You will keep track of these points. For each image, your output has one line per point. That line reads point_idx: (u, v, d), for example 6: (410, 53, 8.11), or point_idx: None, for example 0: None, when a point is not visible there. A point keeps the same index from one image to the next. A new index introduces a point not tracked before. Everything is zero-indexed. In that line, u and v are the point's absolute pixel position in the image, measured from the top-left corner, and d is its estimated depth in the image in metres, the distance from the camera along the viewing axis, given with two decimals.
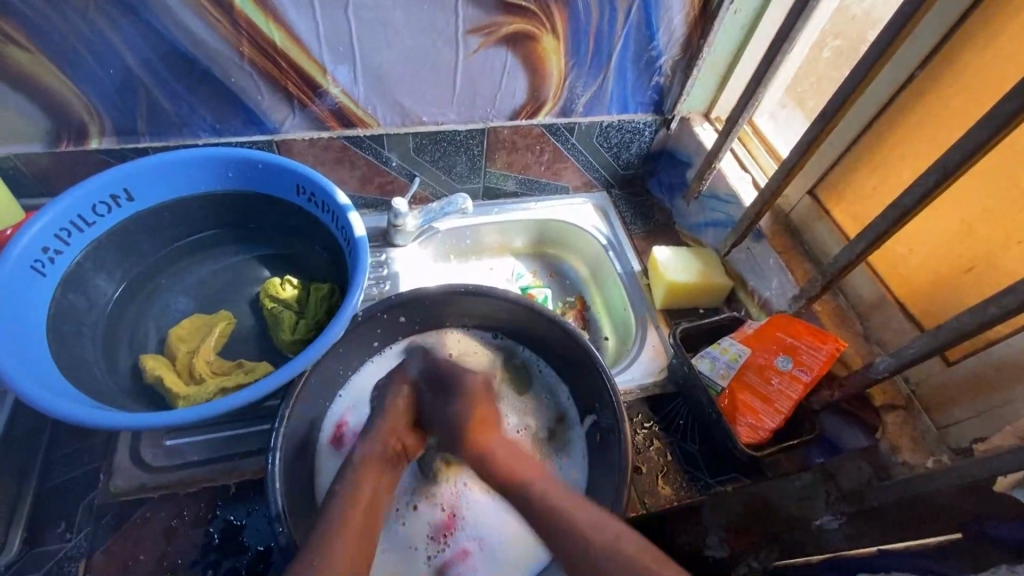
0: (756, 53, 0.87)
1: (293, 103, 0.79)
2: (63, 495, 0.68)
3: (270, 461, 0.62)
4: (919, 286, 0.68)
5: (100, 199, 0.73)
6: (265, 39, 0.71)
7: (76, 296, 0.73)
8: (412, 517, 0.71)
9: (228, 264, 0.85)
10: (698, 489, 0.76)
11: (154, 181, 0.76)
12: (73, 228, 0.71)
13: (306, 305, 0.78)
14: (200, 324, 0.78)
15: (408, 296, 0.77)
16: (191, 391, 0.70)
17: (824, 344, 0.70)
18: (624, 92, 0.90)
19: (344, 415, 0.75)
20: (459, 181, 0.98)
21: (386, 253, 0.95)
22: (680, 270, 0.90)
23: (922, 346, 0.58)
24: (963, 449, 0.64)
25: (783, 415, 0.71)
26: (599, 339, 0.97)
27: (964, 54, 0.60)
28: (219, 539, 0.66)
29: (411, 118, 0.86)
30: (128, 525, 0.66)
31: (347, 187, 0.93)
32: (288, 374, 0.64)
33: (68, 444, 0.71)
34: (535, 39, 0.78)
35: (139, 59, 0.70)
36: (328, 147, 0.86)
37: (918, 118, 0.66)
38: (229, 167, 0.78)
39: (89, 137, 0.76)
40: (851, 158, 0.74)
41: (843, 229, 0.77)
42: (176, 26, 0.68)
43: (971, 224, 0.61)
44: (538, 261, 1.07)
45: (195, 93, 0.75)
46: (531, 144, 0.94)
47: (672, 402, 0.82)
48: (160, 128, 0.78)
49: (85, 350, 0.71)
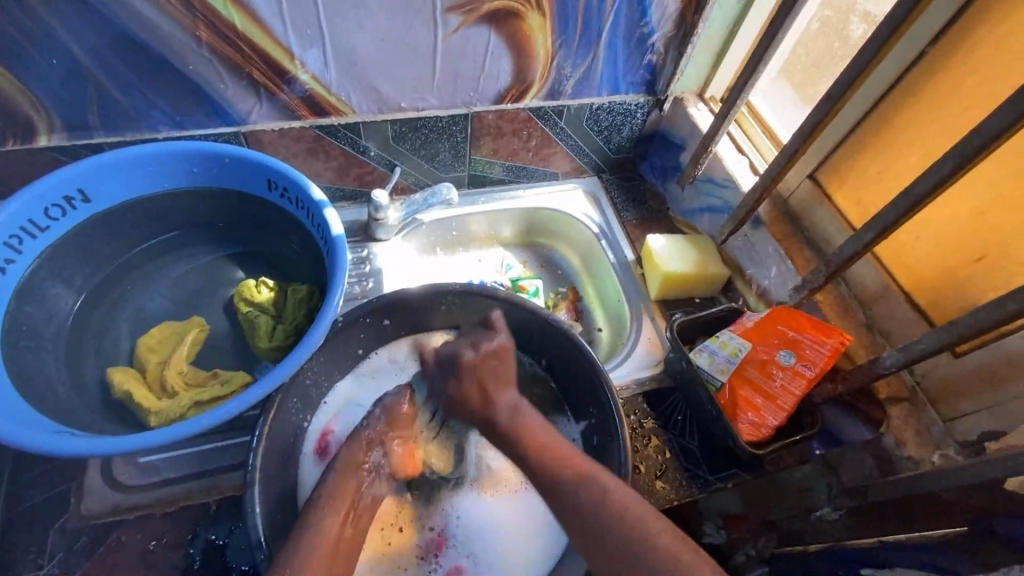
0: (754, 28, 0.82)
1: (260, 92, 0.73)
2: (32, 520, 0.64)
3: (249, 481, 0.58)
4: (924, 276, 0.65)
5: (52, 202, 0.67)
6: (223, 22, 0.65)
7: (34, 307, 0.68)
8: (400, 536, 0.68)
9: (199, 265, 0.80)
10: (698, 486, 0.73)
11: (113, 180, 0.70)
12: (24, 235, 0.66)
13: (283, 310, 0.74)
14: (170, 332, 0.73)
15: (394, 295, 0.73)
16: (163, 406, 0.66)
17: (829, 338, 0.67)
18: (615, 72, 0.85)
19: (329, 424, 0.72)
20: (444, 169, 0.93)
21: (368, 248, 0.90)
22: (675, 259, 0.86)
23: (934, 342, 0.56)
24: (972, 443, 0.62)
25: (785, 412, 0.69)
26: (592, 331, 0.94)
27: (978, 31, 0.56)
28: (201, 561, 0.63)
29: (388, 105, 0.80)
30: (103, 550, 0.63)
31: (322, 180, 0.88)
32: (265, 389, 0.59)
33: (34, 465, 0.67)
34: (519, 17, 0.73)
35: (85, 48, 0.64)
36: (300, 138, 0.80)
37: (927, 97, 0.62)
38: (194, 161, 0.72)
39: (36, 134, 0.70)
40: (856, 140, 0.70)
41: (845, 216, 0.74)
42: (125, 11, 0.62)
43: (984, 212, 0.59)
44: (528, 250, 1.03)
45: (151, 82, 0.69)
46: (517, 129, 0.89)
47: (669, 396, 0.80)
48: (115, 121, 0.72)
49: (46, 366, 0.66)
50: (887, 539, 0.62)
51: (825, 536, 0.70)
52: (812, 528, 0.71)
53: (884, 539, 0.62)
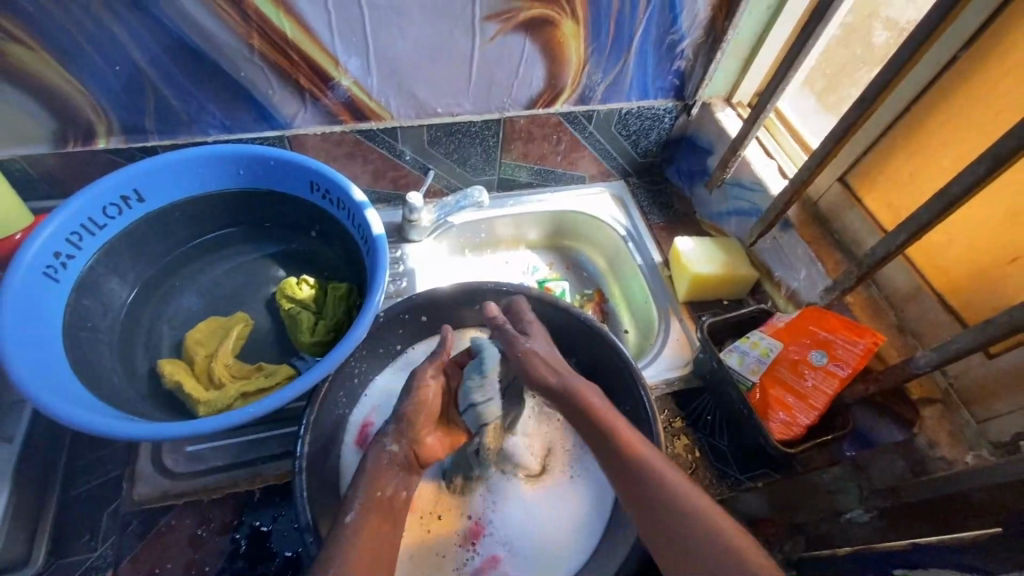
0: (782, 35, 0.83)
1: (304, 97, 0.76)
2: (87, 504, 0.67)
3: (297, 468, 0.61)
4: (957, 277, 0.66)
5: (110, 201, 0.71)
6: (274, 31, 0.68)
7: (91, 301, 0.71)
8: (439, 525, 0.70)
9: (243, 264, 0.83)
10: (726, 485, 0.76)
11: (166, 181, 0.74)
12: (83, 232, 0.69)
13: (324, 306, 0.77)
14: (216, 327, 0.76)
15: (429, 294, 0.76)
16: (211, 397, 0.68)
17: (862, 338, 0.68)
18: (645, 78, 0.87)
19: (369, 415, 0.73)
20: (475, 173, 0.95)
21: (401, 248, 0.93)
22: (704, 261, 0.87)
23: (969, 341, 0.57)
24: (1006, 443, 0.62)
25: (817, 411, 0.69)
26: (620, 332, 0.96)
27: (1012, 36, 0.57)
28: (247, 546, 0.65)
29: (425, 110, 0.83)
30: (154, 533, 0.65)
31: (359, 182, 0.91)
32: (309, 381, 0.62)
33: (88, 451, 0.70)
34: (554, 24, 0.75)
35: (146, 54, 0.67)
36: (340, 142, 0.83)
37: (959, 100, 0.63)
38: (240, 164, 0.76)
39: (96, 137, 0.74)
40: (887, 143, 0.71)
41: (876, 218, 0.75)
42: (185, 20, 0.65)
43: (1017, 213, 0.59)
44: (554, 253, 1.05)
45: (204, 88, 0.73)
46: (548, 133, 0.92)
47: (698, 397, 0.81)
48: (168, 125, 0.76)
49: (103, 357, 0.70)
50: (920, 541, 0.60)
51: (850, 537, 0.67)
52: (840, 530, 0.68)
53: (918, 542, 0.60)
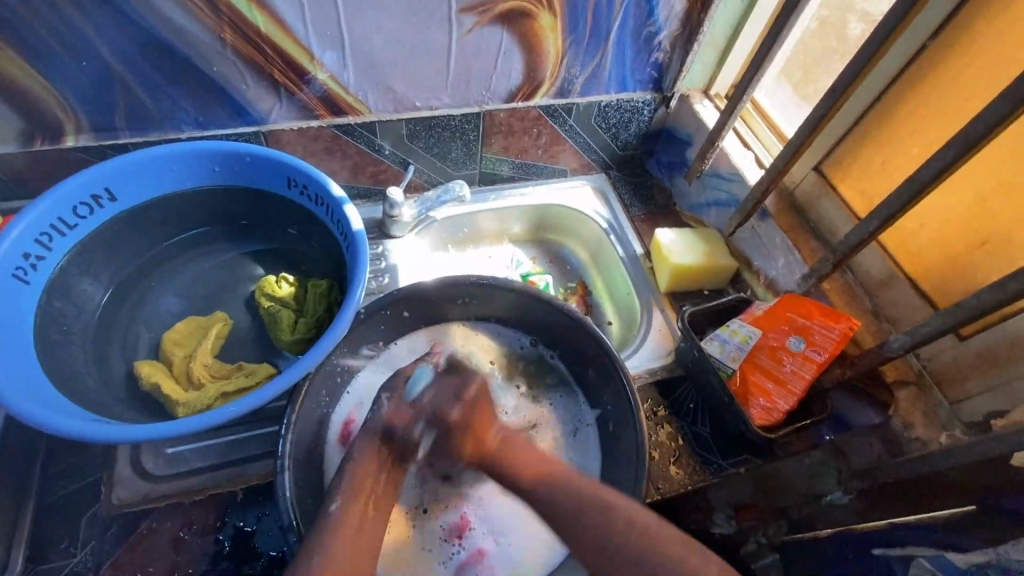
0: (758, 27, 0.84)
1: (280, 92, 0.75)
2: (64, 510, 0.66)
3: (280, 466, 0.61)
4: (928, 261, 0.67)
5: (81, 201, 0.69)
6: (247, 25, 0.67)
7: (64, 303, 0.70)
8: (422, 520, 0.70)
9: (222, 262, 0.81)
10: (710, 472, 0.75)
11: (139, 179, 0.72)
12: (54, 232, 0.68)
13: (304, 304, 0.76)
14: (196, 327, 0.75)
15: (412, 288, 0.75)
16: (190, 398, 0.67)
17: (837, 324, 0.70)
18: (623, 70, 0.87)
19: (351, 413, 0.73)
20: (456, 168, 0.95)
21: (383, 244, 0.92)
22: (684, 252, 0.88)
23: (939, 324, 0.58)
24: (978, 422, 0.64)
25: (796, 396, 0.71)
26: (603, 323, 0.96)
27: (977, 25, 0.58)
28: (231, 547, 0.65)
29: (403, 105, 0.82)
30: (135, 537, 0.64)
31: (339, 178, 0.90)
32: (290, 379, 0.61)
33: (64, 456, 0.69)
34: (531, 16, 0.75)
35: (115, 50, 0.66)
36: (317, 137, 0.82)
37: (927, 88, 0.64)
38: (215, 160, 0.74)
39: (65, 135, 0.72)
40: (861, 131, 0.73)
41: (850, 206, 0.76)
42: (153, 15, 0.64)
43: (984, 198, 0.61)
44: (537, 246, 1.05)
45: (175, 84, 0.71)
46: (528, 127, 0.91)
47: (680, 385, 0.82)
48: (139, 122, 0.74)
49: (77, 360, 0.68)
50: (898, 521, 0.63)
51: (832, 519, 0.68)
52: (821, 512, 0.69)
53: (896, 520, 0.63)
